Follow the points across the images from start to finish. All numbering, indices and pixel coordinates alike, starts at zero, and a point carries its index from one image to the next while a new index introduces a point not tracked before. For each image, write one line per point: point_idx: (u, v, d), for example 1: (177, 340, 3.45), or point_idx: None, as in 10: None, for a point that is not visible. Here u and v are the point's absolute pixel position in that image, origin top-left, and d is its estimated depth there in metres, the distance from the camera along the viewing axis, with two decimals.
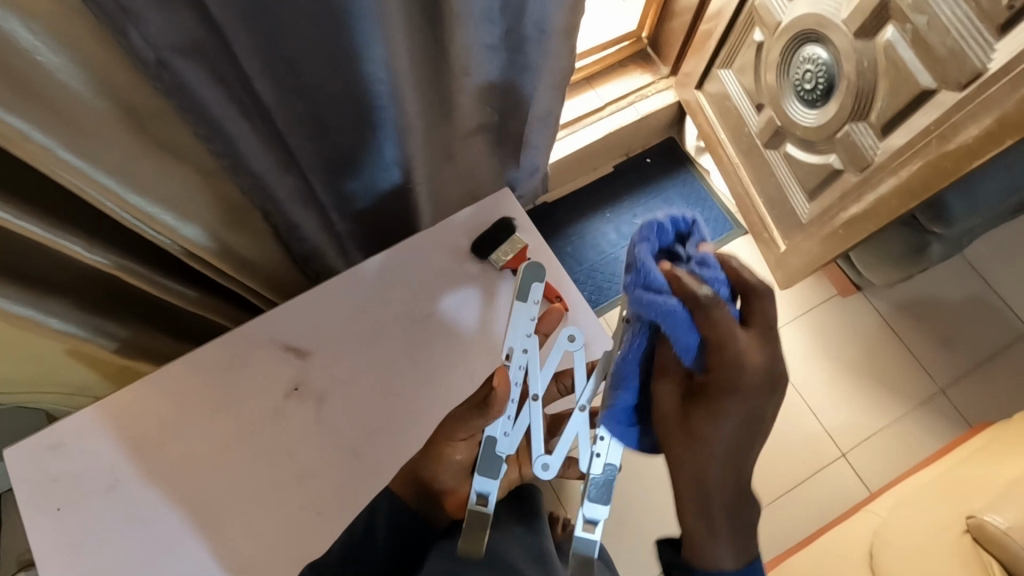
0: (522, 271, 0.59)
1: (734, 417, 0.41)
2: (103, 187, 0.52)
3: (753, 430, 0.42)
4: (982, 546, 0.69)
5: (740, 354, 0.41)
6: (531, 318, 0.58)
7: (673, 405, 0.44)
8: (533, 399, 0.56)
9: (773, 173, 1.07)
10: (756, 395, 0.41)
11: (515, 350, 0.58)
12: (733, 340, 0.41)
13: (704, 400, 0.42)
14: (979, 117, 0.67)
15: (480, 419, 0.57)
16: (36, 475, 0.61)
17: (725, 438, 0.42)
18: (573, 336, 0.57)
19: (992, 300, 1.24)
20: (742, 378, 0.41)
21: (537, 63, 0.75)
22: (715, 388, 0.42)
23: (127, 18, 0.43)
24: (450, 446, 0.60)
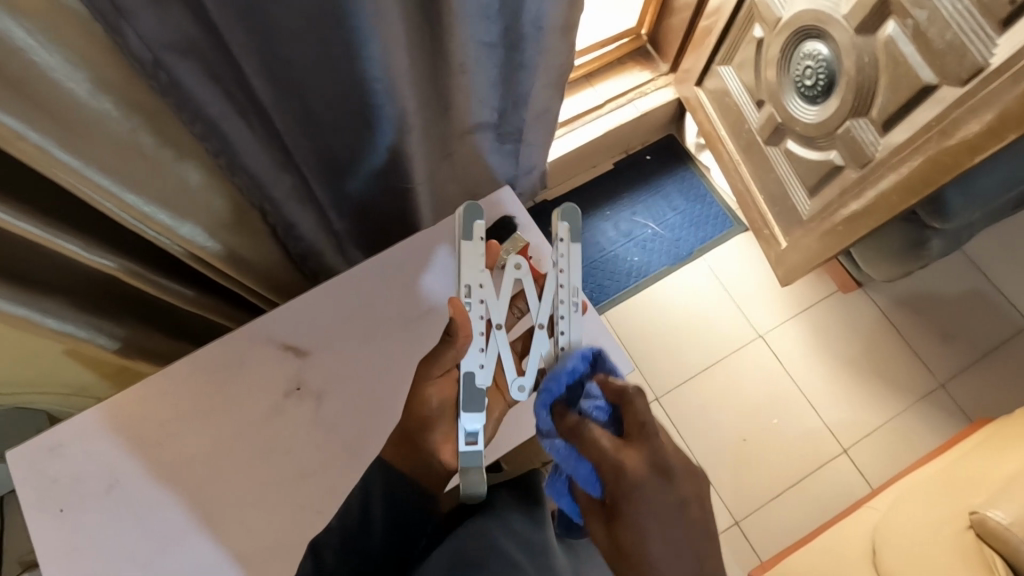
0: (463, 212, 0.66)
1: (640, 526, 0.40)
2: (98, 186, 0.51)
3: (668, 518, 0.40)
4: (984, 541, 0.69)
5: (626, 475, 0.43)
6: (482, 253, 0.65)
7: (604, 539, 0.43)
8: (496, 328, 0.63)
9: (773, 170, 1.07)
10: (653, 490, 0.42)
11: (472, 285, 0.64)
12: (606, 449, 0.44)
13: (617, 517, 0.42)
14: (978, 112, 0.67)
15: (451, 349, 0.62)
16: (37, 475, 0.61)
17: (649, 543, 0.40)
18: (519, 264, 0.66)
19: (994, 296, 1.24)
20: (628, 479, 0.42)
21: (534, 61, 0.75)
22: (618, 501, 0.42)
23: (123, 16, 0.43)
24: (430, 385, 0.63)
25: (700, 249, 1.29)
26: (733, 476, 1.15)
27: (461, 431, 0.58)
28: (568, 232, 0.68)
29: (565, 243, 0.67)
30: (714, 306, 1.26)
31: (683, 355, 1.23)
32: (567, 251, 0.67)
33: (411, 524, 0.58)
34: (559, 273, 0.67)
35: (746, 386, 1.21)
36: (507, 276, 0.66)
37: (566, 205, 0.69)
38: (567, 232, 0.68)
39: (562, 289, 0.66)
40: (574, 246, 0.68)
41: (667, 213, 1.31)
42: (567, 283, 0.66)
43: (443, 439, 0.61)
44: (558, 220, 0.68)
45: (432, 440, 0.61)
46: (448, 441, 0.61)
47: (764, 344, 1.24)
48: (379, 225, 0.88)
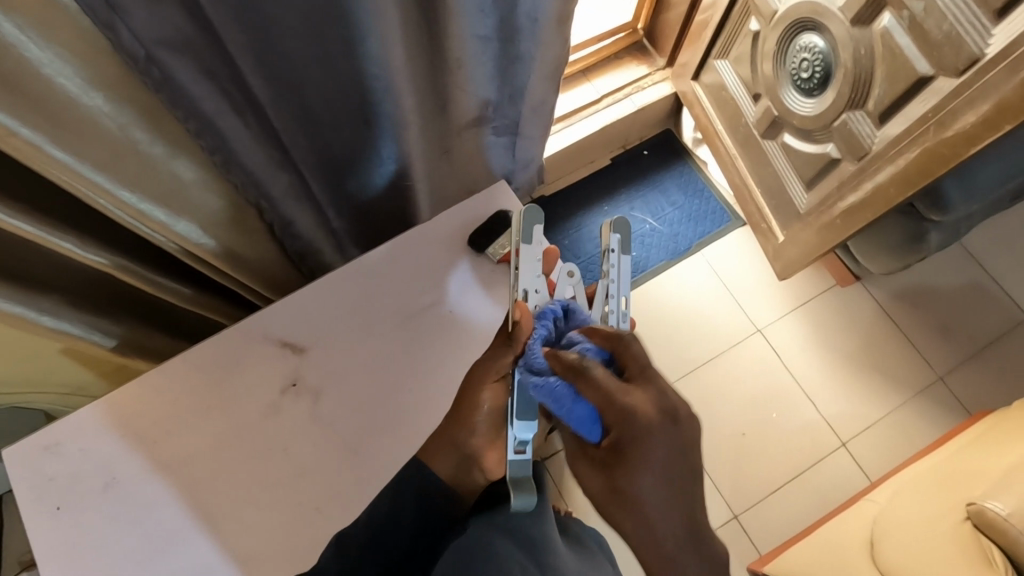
0: (522, 214, 0.65)
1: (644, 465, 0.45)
2: (93, 184, 0.51)
3: (668, 454, 0.45)
4: (982, 532, 0.68)
5: (632, 416, 0.46)
6: (538, 260, 0.64)
7: (604, 484, 0.47)
8: (548, 334, 0.61)
9: (770, 164, 1.06)
10: (662, 431, 0.46)
11: (529, 290, 0.63)
12: (615, 391, 0.47)
13: (624, 458, 0.45)
14: (976, 103, 0.67)
15: (510, 354, 0.64)
16: (33, 474, 0.60)
17: (653, 476, 0.45)
18: (572, 271, 0.65)
19: (991, 287, 1.24)
20: (638, 421, 0.46)
21: (530, 54, 0.75)
22: (627, 442, 0.45)
23: (115, 13, 0.43)
24: (484, 391, 0.65)
25: (698, 244, 1.29)
26: (732, 470, 1.15)
27: (512, 439, 0.56)
28: (619, 244, 0.64)
29: (615, 254, 0.64)
30: (713, 301, 1.26)
31: (681, 350, 1.23)
32: (617, 262, 0.64)
33: (432, 520, 0.62)
34: (608, 285, 0.63)
35: (744, 381, 1.21)
36: (563, 283, 0.65)
37: (618, 217, 0.65)
38: (618, 243, 0.64)
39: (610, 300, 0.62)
40: (624, 258, 0.64)
41: (664, 208, 1.31)
42: (615, 293, 0.63)
43: (486, 446, 0.64)
44: (609, 231, 0.64)
45: (475, 442, 0.64)
46: (491, 449, 0.64)
47: (762, 338, 1.24)
48: (375, 222, 0.88)
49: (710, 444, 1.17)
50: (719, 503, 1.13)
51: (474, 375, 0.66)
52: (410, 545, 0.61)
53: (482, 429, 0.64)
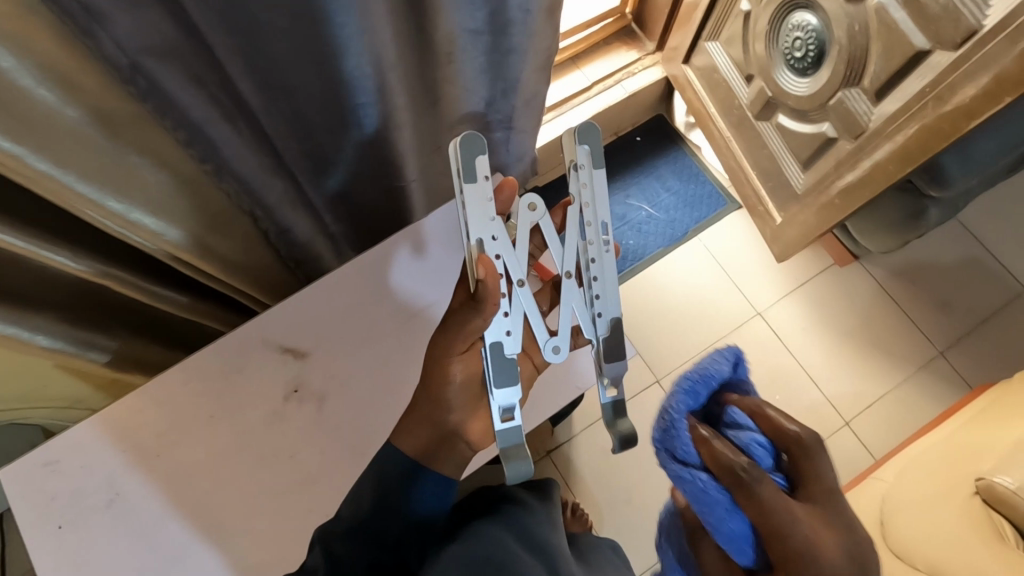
0: (461, 147, 0.57)
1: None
2: (81, 196, 0.49)
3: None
4: (994, 509, 0.68)
5: (823, 558, 0.41)
6: (489, 198, 0.58)
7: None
8: (518, 285, 0.59)
9: (765, 145, 1.05)
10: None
11: (487, 238, 0.58)
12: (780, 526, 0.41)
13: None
14: (975, 76, 0.66)
15: (477, 318, 0.56)
16: (34, 494, 0.59)
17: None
18: (533, 204, 0.61)
19: (987, 261, 1.24)
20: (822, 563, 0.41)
21: (522, 45, 0.71)
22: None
23: (93, 19, 0.41)
24: (452, 363, 0.58)
25: (695, 229, 1.28)
26: None
27: (496, 409, 0.56)
28: (588, 158, 0.62)
29: (585, 170, 0.62)
30: (711, 285, 1.25)
31: (682, 335, 1.22)
32: (588, 178, 0.62)
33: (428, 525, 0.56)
34: (584, 207, 0.62)
35: (747, 364, 1.21)
36: (522, 219, 0.61)
37: (584, 124, 0.62)
38: (587, 158, 0.62)
39: (590, 228, 0.62)
40: (595, 172, 0.62)
41: (660, 195, 1.30)
42: (595, 218, 0.62)
43: (468, 417, 0.58)
44: (577, 144, 0.62)
45: (455, 419, 0.57)
46: (475, 418, 0.58)
47: (763, 321, 1.23)
48: (370, 222, 0.87)
49: None
50: None
51: (439, 346, 0.58)
52: (397, 540, 0.55)
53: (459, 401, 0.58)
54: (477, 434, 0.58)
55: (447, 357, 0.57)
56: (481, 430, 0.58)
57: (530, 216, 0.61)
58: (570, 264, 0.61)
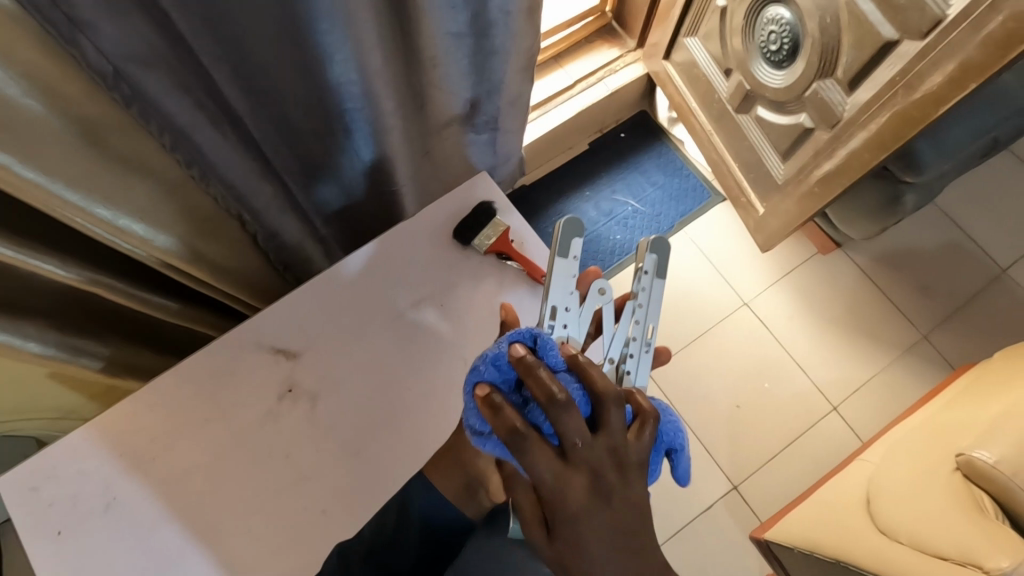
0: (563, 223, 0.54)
1: (631, 533, 0.36)
2: (68, 203, 0.50)
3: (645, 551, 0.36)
4: (972, 482, 0.71)
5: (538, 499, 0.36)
6: (574, 275, 0.53)
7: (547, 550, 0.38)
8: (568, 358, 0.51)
9: (745, 137, 1.07)
10: (597, 515, 0.36)
11: (560, 309, 0.51)
12: (624, 446, 0.38)
13: (558, 534, 0.36)
14: (941, 64, 0.68)
15: None
16: (29, 500, 0.60)
17: (587, 553, 0.35)
18: (604, 291, 0.52)
19: (965, 244, 1.27)
20: (569, 505, 0.36)
21: (504, 46, 0.74)
22: (553, 520, 0.36)
23: (78, 28, 0.42)
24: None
25: (680, 222, 1.30)
26: (728, 442, 1.17)
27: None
28: (654, 267, 0.55)
29: (648, 277, 0.55)
30: (699, 277, 1.27)
31: (671, 328, 1.24)
32: (648, 285, 0.55)
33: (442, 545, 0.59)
34: (637, 308, 0.54)
35: (736, 353, 1.23)
36: (591, 301, 0.53)
37: (659, 236, 0.55)
38: (653, 266, 0.55)
39: (637, 329, 0.53)
40: (656, 282, 0.55)
41: (646, 189, 1.32)
42: (644, 321, 0.53)
43: (489, 471, 0.57)
44: (647, 250, 0.55)
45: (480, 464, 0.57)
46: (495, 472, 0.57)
47: (750, 310, 1.25)
48: (359, 225, 0.88)
49: (706, 418, 1.18)
50: (718, 475, 1.15)
51: None
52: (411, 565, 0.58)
53: (488, 454, 0.57)
54: (495, 486, 0.58)
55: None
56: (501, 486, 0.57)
57: (598, 301, 0.53)
58: (611, 353, 0.52)
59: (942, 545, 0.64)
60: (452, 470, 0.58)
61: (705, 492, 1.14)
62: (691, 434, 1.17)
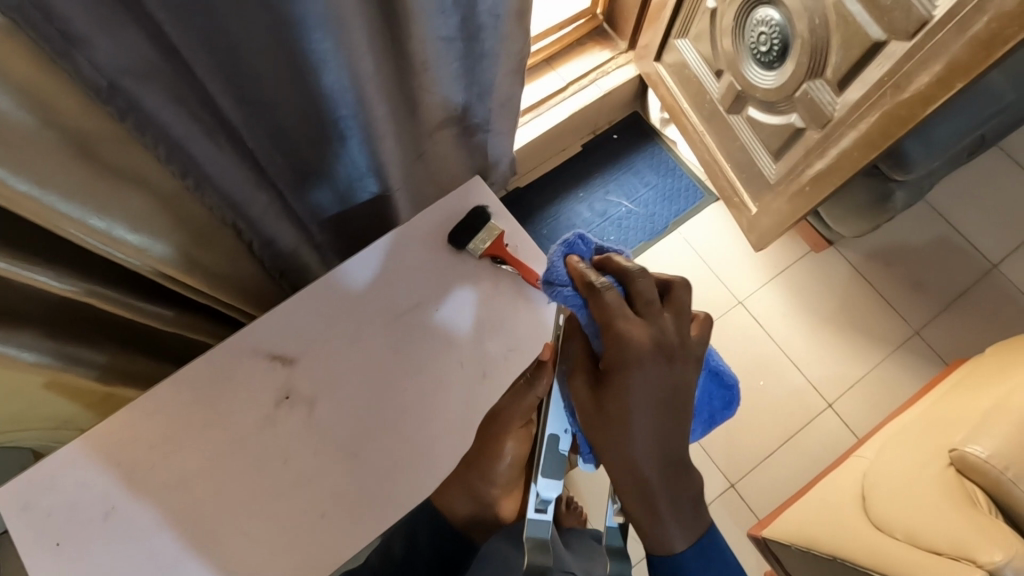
0: None
1: (670, 396, 0.46)
2: (62, 215, 0.50)
3: (679, 429, 0.47)
4: (966, 477, 0.71)
5: (627, 346, 0.46)
6: None
7: (585, 397, 0.48)
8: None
9: (737, 137, 1.08)
10: (652, 367, 0.45)
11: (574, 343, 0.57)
12: (685, 329, 0.48)
13: (609, 384, 0.46)
14: (928, 64, 0.69)
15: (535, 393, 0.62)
16: (29, 509, 0.60)
17: (635, 407, 0.45)
18: None
19: (956, 240, 1.28)
20: (632, 354, 0.45)
21: (494, 50, 0.74)
22: (613, 367, 0.46)
23: (71, 44, 0.42)
24: (507, 439, 0.63)
25: (674, 222, 1.31)
26: (725, 440, 1.18)
27: (534, 497, 0.51)
28: None
29: None
30: (693, 276, 1.28)
31: None
32: None
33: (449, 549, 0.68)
34: None
35: (731, 351, 1.23)
36: None
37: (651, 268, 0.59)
38: None
39: None
40: None
41: (639, 190, 1.33)
42: None
43: (502, 496, 0.65)
44: None
45: (492, 492, 0.65)
46: (508, 497, 0.66)
47: (744, 309, 1.26)
48: (354, 230, 0.88)
49: None
50: (715, 473, 1.15)
51: (500, 418, 0.64)
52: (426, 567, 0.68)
53: (501, 480, 0.64)
54: (505, 510, 0.66)
55: (505, 434, 0.63)
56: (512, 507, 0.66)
57: None
58: None
59: (937, 539, 0.64)
60: (460, 493, 0.66)
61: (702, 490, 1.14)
62: None
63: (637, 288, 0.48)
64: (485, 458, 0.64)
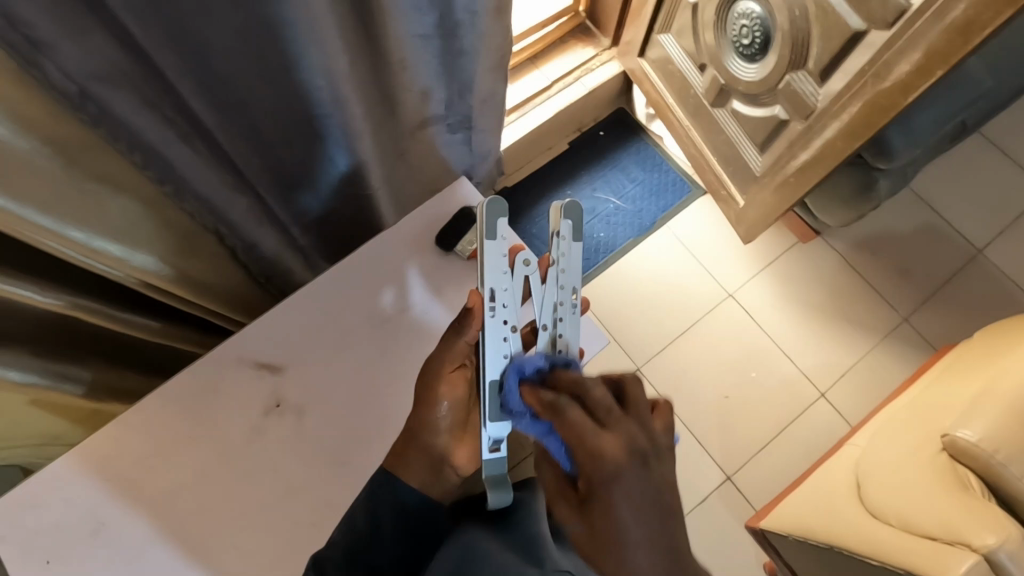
0: (486, 206, 0.52)
1: (661, 500, 0.40)
2: (40, 227, 0.49)
3: (672, 524, 0.40)
4: (958, 461, 0.72)
5: (604, 460, 0.40)
6: (506, 253, 0.53)
7: (577, 529, 0.41)
8: (511, 332, 0.53)
9: (722, 131, 1.09)
10: (633, 477, 0.40)
11: (498, 292, 0.53)
12: (652, 425, 0.43)
13: (593, 504, 0.40)
14: (907, 52, 0.69)
15: (464, 333, 0.57)
16: (16, 528, 0.59)
17: (624, 525, 0.39)
18: (528, 259, 0.53)
19: (942, 227, 1.29)
20: (608, 464, 0.40)
21: (473, 46, 0.73)
22: (595, 486, 0.40)
23: (39, 50, 0.41)
24: (440, 385, 0.58)
25: (663, 217, 1.31)
26: (719, 433, 1.18)
27: (485, 438, 0.53)
28: (572, 231, 0.55)
29: (566, 241, 0.55)
30: (683, 270, 1.28)
31: (658, 323, 1.25)
32: (567, 249, 0.55)
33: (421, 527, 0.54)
34: (561, 271, 0.55)
35: (723, 344, 1.24)
36: (518, 275, 0.53)
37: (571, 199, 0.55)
38: (571, 230, 0.55)
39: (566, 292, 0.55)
40: (576, 245, 0.55)
41: (626, 186, 1.33)
42: (568, 285, 0.55)
43: (455, 443, 0.58)
44: (560, 216, 0.55)
45: (442, 443, 0.57)
46: (462, 444, 0.59)
47: (735, 302, 1.26)
48: (341, 234, 0.87)
49: (697, 410, 1.19)
50: (711, 466, 1.16)
51: (432, 365, 0.59)
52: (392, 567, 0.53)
53: (447, 424, 0.58)
54: (462, 460, 0.58)
55: (437, 381, 0.58)
56: (467, 456, 0.58)
57: (524, 271, 0.53)
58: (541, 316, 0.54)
59: (930, 524, 0.65)
60: (418, 461, 0.56)
61: (699, 483, 1.14)
62: (683, 429, 1.18)
63: (592, 399, 0.43)
64: (422, 412, 0.58)
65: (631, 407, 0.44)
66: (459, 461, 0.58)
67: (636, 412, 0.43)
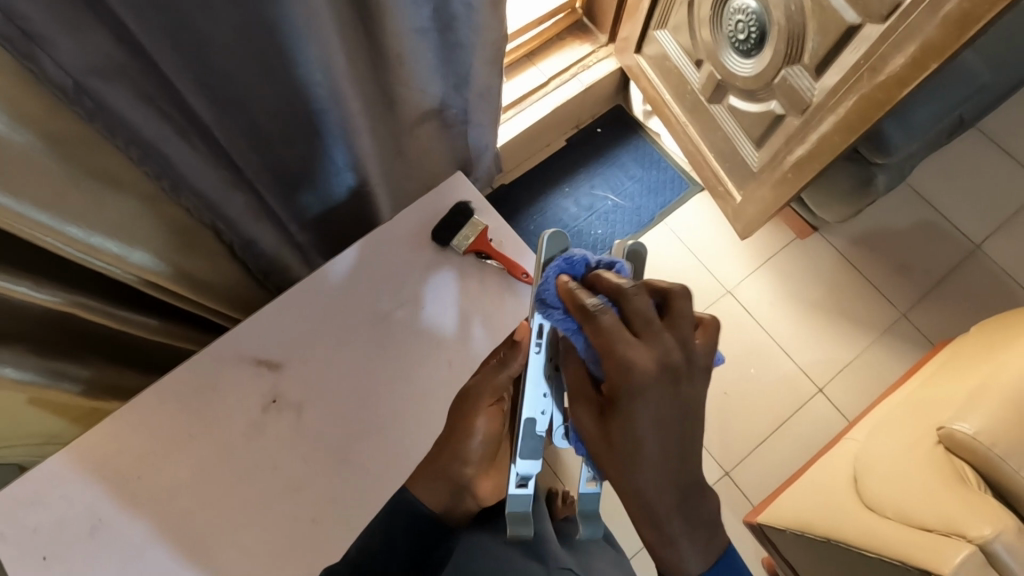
0: (548, 234, 0.47)
1: (683, 411, 0.39)
2: (39, 224, 0.49)
3: (693, 451, 0.40)
4: (954, 454, 0.72)
5: (637, 376, 0.37)
6: None
7: (592, 428, 0.40)
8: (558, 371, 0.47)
9: (719, 127, 1.09)
10: (662, 393, 0.38)
11: (549, 326, 0.46)
12: (691, 342, 0.39)
13: (618, 414, 0.38)
14: (903, 45, 0.69)
15: (504, 373, 0.67)
16: (14, 526, 0.59)
17: (644, 436, 0.38)
18: None
19: (939, 222, 1.29)
20: (642, 380, 0.37)
21: (469, 40, 0.73)
22: (622, 400, 0.37)
23: (34, 43, 0.41)
24: (478, 416, 0.66)
25: (661, 214, 1.31)
26: (717, 429, 1.18)
27: (512, 474, 0.46)
28: (637, 275, 0.50)
29: None
30: (681, 266, 1.28)
31: None
32: None
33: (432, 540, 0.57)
34: None
35: (721, 340, 1.24)
36: None
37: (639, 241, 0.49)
38: (636, 272, 0.50)
39: None
40: None
41: (624, 183, 1.33)
42: None
43: (480, 475, 0.64)
44: (626, 254, 0.49)
45: (469, 473, 0.64)
46: (485, 476, 0.64)
47: (733, 298, 1.26)
48: (338, 230, 0.87)
49: None
50: (709, 462, 1.16)
51: (470, 398, 0.67)
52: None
53: (475, 456, 0.65)
54: (484, 492, 0.63)
55: (475, 413, 0.66)
56: (490, 488, 0.64)
57: None
58: None
59: (927, 516, 0.65)
60: (440, 483, 0.62)
61: None
62: None
63: (632, 308, 0.38)
64: (458, 440, 0.65)
65: (675, 317, 0.39)
66: (481, 490, 0.63)
67: (677, 324, 0.39)
